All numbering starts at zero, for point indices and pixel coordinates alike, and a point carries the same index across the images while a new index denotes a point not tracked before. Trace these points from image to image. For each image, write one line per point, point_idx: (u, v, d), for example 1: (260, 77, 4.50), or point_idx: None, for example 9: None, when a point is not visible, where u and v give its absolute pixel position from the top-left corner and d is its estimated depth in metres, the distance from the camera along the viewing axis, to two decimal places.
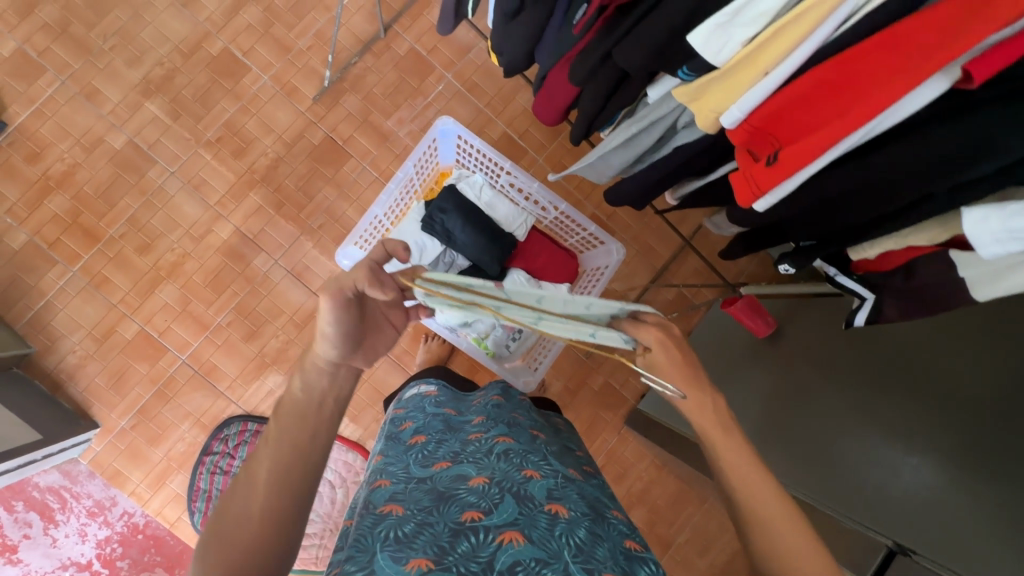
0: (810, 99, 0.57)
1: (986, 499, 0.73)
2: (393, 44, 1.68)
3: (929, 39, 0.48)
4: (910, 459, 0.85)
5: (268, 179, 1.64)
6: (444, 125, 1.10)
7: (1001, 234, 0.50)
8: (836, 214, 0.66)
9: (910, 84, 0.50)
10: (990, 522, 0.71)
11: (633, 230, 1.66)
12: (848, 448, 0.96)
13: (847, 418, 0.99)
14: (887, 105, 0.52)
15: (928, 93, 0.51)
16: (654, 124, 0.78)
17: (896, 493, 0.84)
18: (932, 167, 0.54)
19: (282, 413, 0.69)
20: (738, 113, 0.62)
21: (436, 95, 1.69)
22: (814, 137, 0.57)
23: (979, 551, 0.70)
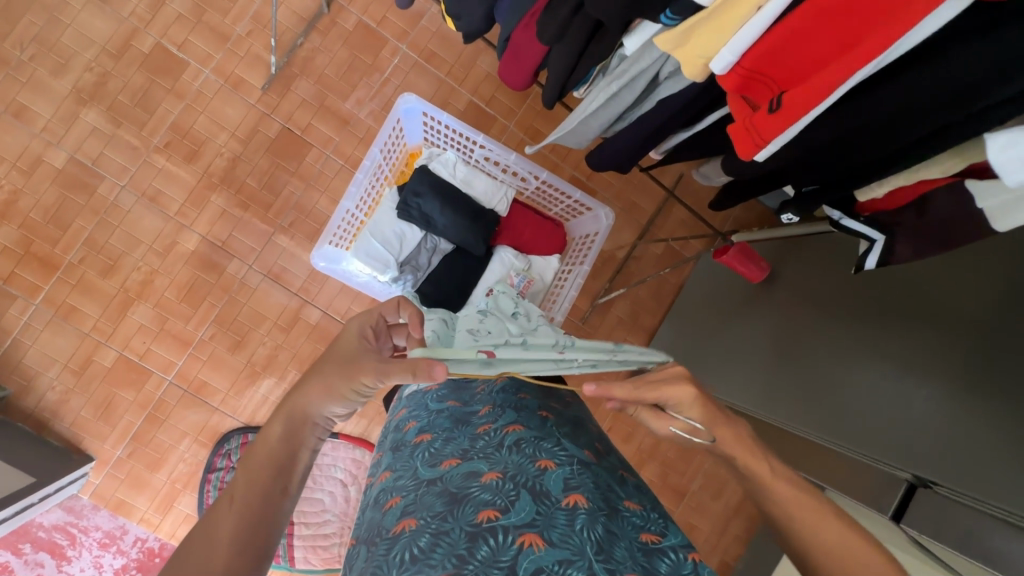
0: (812, 34, 0.52)
1: (995, 427, 0.74)
2: (339, 19, 1.56)
3: None
4: (919, 393, 0.85)
5: (228, 181, 1.55)
6: (408, 103, 1.02)
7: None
8: (834, 155, 0.64)
9: (925, 8, 0.46)
10: (1006, 450, 0.72)
11: (614, 187, 1.61)
12: (855, 385, 0.96)
13: (852, 355, 0.98)
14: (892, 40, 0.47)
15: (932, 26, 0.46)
16: (635, 78, 0.73)
17: (910, 428, 0.85)
18: (951, 93, 0.51)
19: (256, 456, 0.70)
20: (729, 56, 0.57)
21: (393, 69, 1.59)
22: (819, 77, 0.53)
23: (1002, 481, 0.72)
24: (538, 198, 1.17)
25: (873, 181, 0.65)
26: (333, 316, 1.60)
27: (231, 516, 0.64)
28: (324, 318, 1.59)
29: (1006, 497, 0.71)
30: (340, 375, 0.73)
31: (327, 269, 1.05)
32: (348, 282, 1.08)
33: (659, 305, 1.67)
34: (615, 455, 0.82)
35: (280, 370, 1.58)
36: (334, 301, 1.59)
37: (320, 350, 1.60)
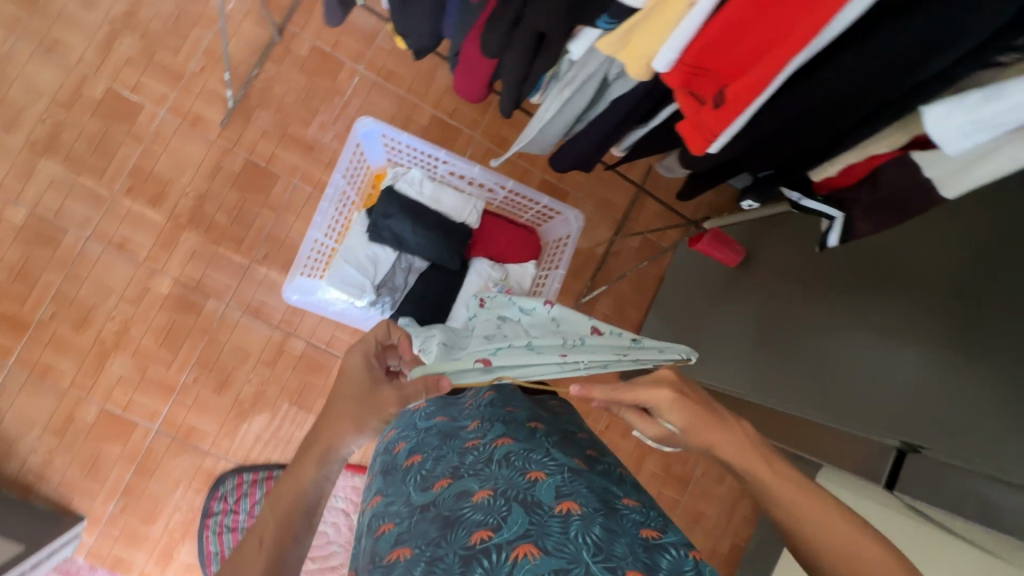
0: (746, 26, 0.53)
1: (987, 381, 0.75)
2: (293, 46, 1.55)
3: None
4: (908, 356, 0.86)
5: (196, 220, 1.53)
6: (365, 126, 1.02)
7: (967, 128, 0.50)
8: (786, 139, 0.65)
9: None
10: (990, 402, 0.74)
11: (585, 187, 1.62)
12: (840, 355, 0.97)
13: (834, 326, 1.00)
14: (821, 25, 0.48)
15: (856, 10, 0.47)
16: (585, 83, 0.73)
17: (897, 390, 0.86)
18: (886, 70, 0.52)
19: (285, 492, 0.72)
20: (671, 55, 0.58)
21: (352, 91, 1.58)
22: (756, 69, 0.54)
23: (988, 435, 0.73)
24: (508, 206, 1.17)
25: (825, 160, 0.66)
26: (317, 345, 1.58)
27: (259, 557, 0.67)
28: (309, 348, 1.57)
29: (994, 451, 0.72)
30: (364, 410, 0.76)
31: (302, 301, 1.04)
32: (325, 312, 1.07)
33: (642, 298, 1.68)
34: (611, 457, 0.82)
35: (269, 404, 1.56)
36: (317, 330, 1.58)
37: (308, 380, 1.58)
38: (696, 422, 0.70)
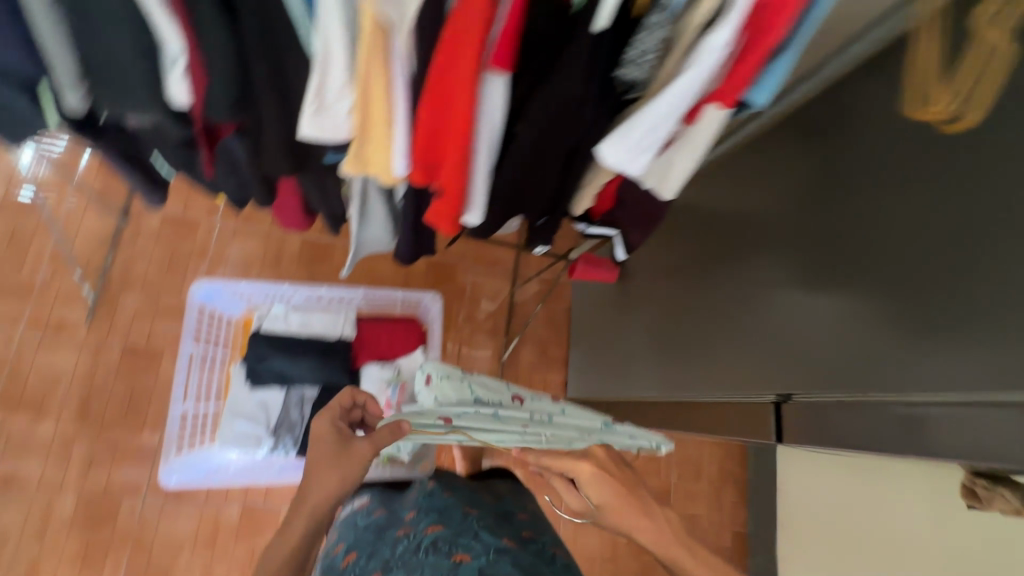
0: (427, 141, 0.48)
1: (848, 267, 0.66)
2: (142, 223, 1.49)
3: (465, 53, 0.40)
4: (764, 269, 0.80)
5: (86, 424, 1.38)
6: (204, 288, 1.02)
7: (640, 147, 0.46)
8: (530, 203, 0.58)
9: (468, 99, 0.43)
10: (871, 320, 0.62)
11: (471, 255, 1.66)
12: (724, 308, 0.87)
13: (712, 280, 0.91)
14: (464, 128, 0.45)
15: (500, 91, 0.44)
16: (368, 198, 0.73)
17: (780, 336, 0.74)
18: (560, 134, 0.48)
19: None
20: (405, 161, 0.50)
21: (216, 245, 1.51)
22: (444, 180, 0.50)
23: (882, 366, 0.60)
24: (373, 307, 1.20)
25: (575, 197, 0.60)
26: (255, 503, 1.42)
27: None
28: (247, 511, 1.41)
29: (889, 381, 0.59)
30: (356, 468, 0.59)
31: (184, 480, 0.97)
32: (218, 483, 1.00)
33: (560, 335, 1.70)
34: (547, 536, 0.82)
35: None
36: (252, 491, 1.44)
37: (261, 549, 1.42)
38: (625, 507, 0.57)
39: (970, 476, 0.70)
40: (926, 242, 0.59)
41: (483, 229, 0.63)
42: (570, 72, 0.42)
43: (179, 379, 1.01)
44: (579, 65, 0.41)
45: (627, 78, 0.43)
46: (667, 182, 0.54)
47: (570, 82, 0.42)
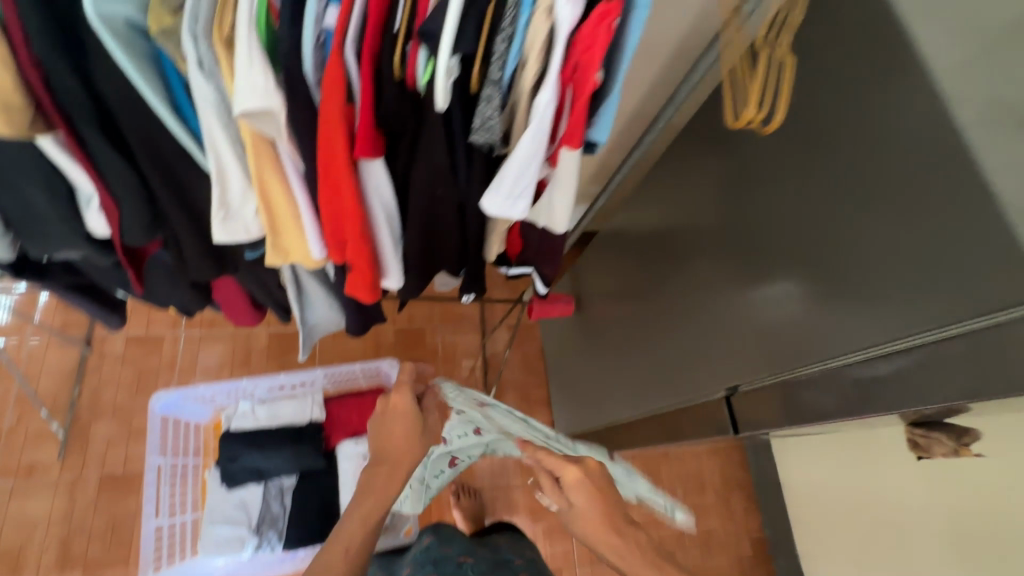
0: (328, 224, 0.53)
1: (777, 225, 0.61)
2: (106, 348, 1.47)
3: (335, 148, 0.45)
4: (709, 248, 0.74)
5: (68, 565, 1.30)
6: (164, 399, 1.03)
7: (514, 193, 0.52)
8: (442, 258, 0.64)
9: (352, 184, 0.48)
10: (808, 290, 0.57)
11: (436, 315, 1.67)
12: (680, 304, 0.83)
13: (663, 277, 0.88)
14: (357, 206, 0.50)
15: (380, 168, 0.50)
16: (298, 283, 0.77)
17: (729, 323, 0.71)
18: (446, 191, 0.53)
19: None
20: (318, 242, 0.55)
21: (183, 355, 1.50)
22: (355, 253, 0.55)
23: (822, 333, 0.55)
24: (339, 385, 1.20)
25: (485, 244, 0.64)
26: None
27: None
28: None
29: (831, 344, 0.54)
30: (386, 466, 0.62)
31: None
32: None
33: (537, 375, 1.70)
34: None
35: None
36: None
37: None
38: (600, 528, 0.54)
39: (912, 429, 0.75)
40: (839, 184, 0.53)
41: (411, 288, 0.67)
42: (432, 147, 0.48)
43: (149, 494, 0.98)
44: (436, 141, 0.47)
45: (482, 142, 0.48)
46: (557, 218, 0.58)
47: (433, 155, 0.49)
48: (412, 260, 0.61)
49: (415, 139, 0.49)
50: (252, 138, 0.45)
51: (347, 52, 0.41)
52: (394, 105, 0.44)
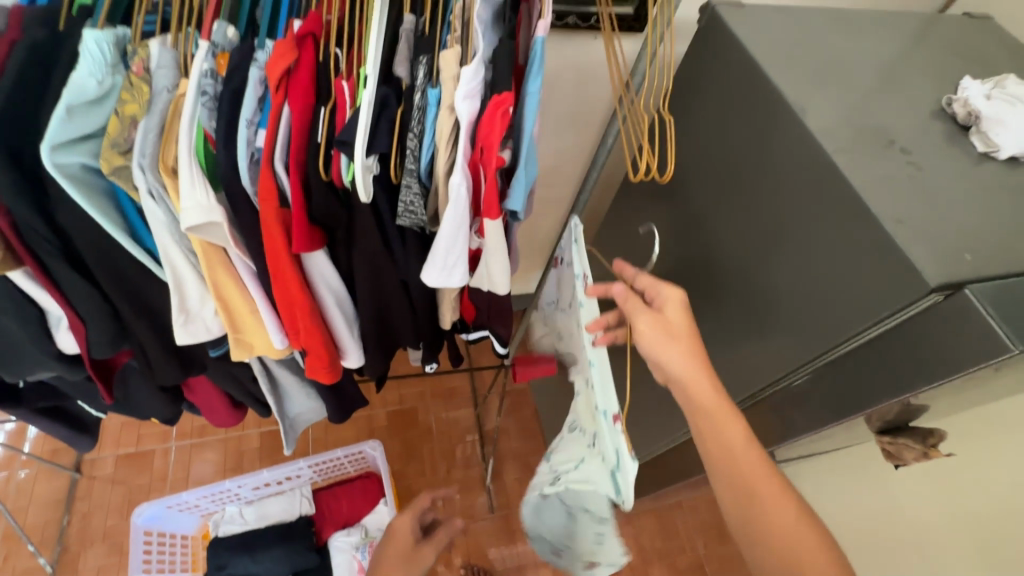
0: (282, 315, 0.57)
1: (764, 245, 0.67)
2: (96, 470, 1.45)
3: (275, 248, 0.51)
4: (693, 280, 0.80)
5: None
6: (146, 512, 1.02)
7: (448, 265, 0.57)
8: (398, 333, 0.68)
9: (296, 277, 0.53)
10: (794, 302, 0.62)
11: (428, 391, 1.67)
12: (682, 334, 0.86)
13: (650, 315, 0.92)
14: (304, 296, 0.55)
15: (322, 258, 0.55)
16: (269, 376, 0.79)
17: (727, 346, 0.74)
18: (388, 270, 0.58)
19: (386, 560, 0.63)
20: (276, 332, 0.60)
21: (175, 467, 1.47)
22: (310, 337, 0.59)
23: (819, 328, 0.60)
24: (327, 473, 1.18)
25: (439, 313, 0.68)
26: None
27: None
28: None
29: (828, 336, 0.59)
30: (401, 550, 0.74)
31: None
32: None
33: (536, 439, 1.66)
34: None
35: None
36: None
37: None
38: (697, 376, 0.52)
39: (878, 437, 0.69)
40: (811, 209, 0.60)
41: (375, 364, 0.70)
42: (367, 233, 0.54)
43: None
44: (370, 227, 0.53)
45: (410, 223, 0.53)
46: (497, 282, 0.62)
47: (369, 240, 0.54)
48: (369, 338, 0.65)
49: (351, 230, 0.54)
50: (203, 248, 0.51)
51: (277, 165, 0.47)
52: (325, 203, 0.50)
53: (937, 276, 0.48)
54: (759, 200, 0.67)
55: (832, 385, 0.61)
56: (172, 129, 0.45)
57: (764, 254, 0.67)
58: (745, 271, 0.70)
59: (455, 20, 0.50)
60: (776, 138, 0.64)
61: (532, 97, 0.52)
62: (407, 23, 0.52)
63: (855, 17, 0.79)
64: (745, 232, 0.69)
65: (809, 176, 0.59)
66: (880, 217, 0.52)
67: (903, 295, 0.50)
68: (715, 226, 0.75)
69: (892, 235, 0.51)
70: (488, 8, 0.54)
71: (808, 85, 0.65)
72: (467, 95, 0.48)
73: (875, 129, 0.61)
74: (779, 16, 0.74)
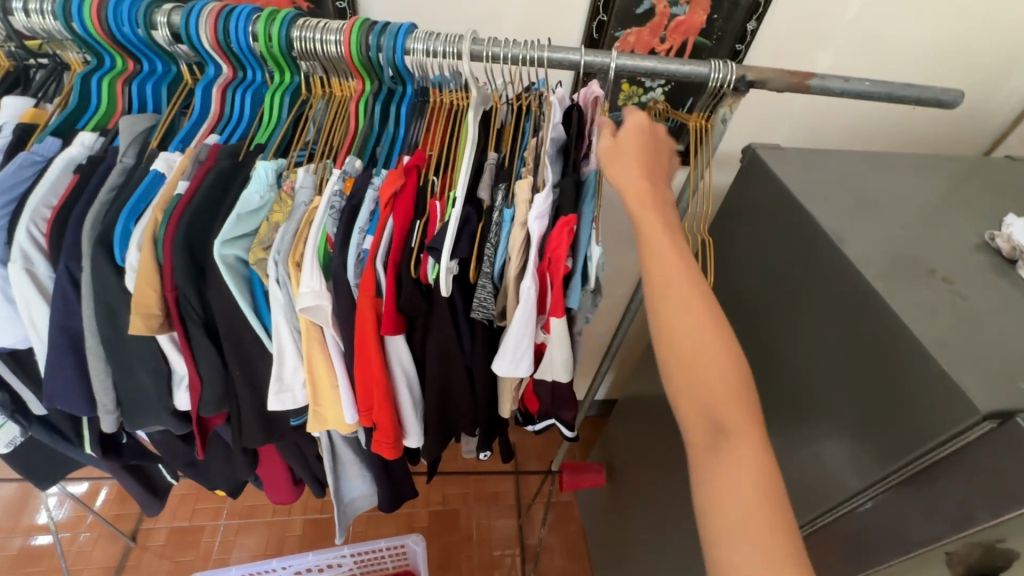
0: (361, 388, 0.65)
1: (811, 355, 0.69)
2: (148, 541, 1.49)
3: (367, 331, 0.60)
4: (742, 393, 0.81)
5: None
6: None
7: (513, 360, 0.63)
8: (457, 419, 0.73)
9: (379, 357, 0.62)
10: (852, 414, 0.62)
11: (472, 494, 1.64)
12: None
13: None
14: (383, 373, 0.63)
15: (400, 343, 0.63)
16: (334, 451, 0.85)
17: (787, 461, 0.73)
18: (456, 357, 0.66)
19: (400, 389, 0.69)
20: (352, 405, 0.67)
21: (219, 547, 1.49)
22: (382, 411, 0.66)
23: (880, 445, 0.59)
24: (365, 566, 1.19)
25: (501, 401, 0.74)
26: None
27: None
28: None
29: (889, 452, 0.58)
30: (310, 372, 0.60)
31: None
32: None
33: (580, 562, 1.55)
34: None
35: None
36: None
37: None
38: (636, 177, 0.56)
39: None
40: (855, 324, 0.63)
41: (431, 445, 0.75)
42: (442, 323, 0.63)
43: None
44: (445, 317, 0.62)
45: (481, 315, 0.61)
46: (560, 371, 0.69)
47: (442, 329, 0.63)
48: (430, 418, 0.71)
49: (429, 320, 0.63)
50: (308, 327, 0.61)
51: (378, 264, 0.58)
52: (410, 297, 0.59)
53: (987, 401, 0.49)
54: (807, 320, 0.70)
55: (900, 512, 0.58)
56: (303, 233, 0.58)
57: (814, 368, 0.68)
58: (797, 388, 0.71)
59: (528, 157, 0.62)
60: (817, 263, 0.69)
61: (591, 215, 0.63)
62: (490, 159, 0.65)
63: (889, 159, 0.86)
64: (793, 347, 0.72)
65: (853, 297, 0.63)
66: (921, 338, 0.55)
67: (957, 417, 0.51)
68: (767, 339, 0.78)
69: (934, 357, 0.53)
70: (556, 148, 0.66)
71: (844, 217, 0.71)
72: (538, 216, 0.58)
73: (913, 258, 0.65)
74: (814, 157, 0.84)
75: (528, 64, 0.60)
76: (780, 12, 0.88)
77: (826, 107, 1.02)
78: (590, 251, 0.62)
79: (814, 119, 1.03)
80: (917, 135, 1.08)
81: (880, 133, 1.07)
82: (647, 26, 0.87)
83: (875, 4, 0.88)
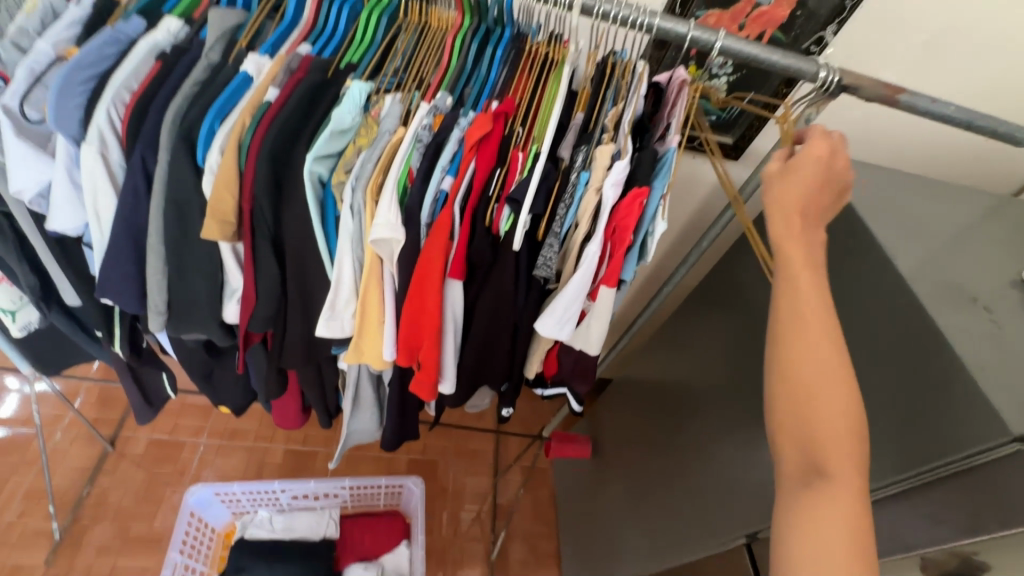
0: (412, 328, 0.64)
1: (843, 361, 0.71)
2: (127, 447, 1.48)
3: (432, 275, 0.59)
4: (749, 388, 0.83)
5: None
6: (198, 492, 1.12)
7: (560, 321, 0.64)
8: (490, 370, 0.74)
9: (437, 299, 0.61)
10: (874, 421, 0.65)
11: (449, 447, 1.68)
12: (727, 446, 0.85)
13: (693, 409, 0.95)
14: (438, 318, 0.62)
15: (457, 292, 0.63)
16: (358, 382, 0.86)
17: None
18: (508, 312, 0.66)
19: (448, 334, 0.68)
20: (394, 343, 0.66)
21: (199, 464, 1.48)
22: (427, 353, 0.66)
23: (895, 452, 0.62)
24: (358, 500, 1.24)
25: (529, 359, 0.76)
26: None
27: None
28: None
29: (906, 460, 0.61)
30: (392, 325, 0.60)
31: None
32: None
33: (545, 524, 1.61)
34: None
35: None
36: None
37: None
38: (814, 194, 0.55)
39: None
40: (895, 337, 0.65)
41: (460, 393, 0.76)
42: (504, 276, 0.62)
43: None
44: (509, 271, 0.62)
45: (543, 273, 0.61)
46: (591, 343, 0.69)
47: (502, 282, 0.63)
48: (467, 366, 0.71)
49: (490, 270, 0.63)
50: (370, 259, 0.61)
51: (456, 208, 0.57)
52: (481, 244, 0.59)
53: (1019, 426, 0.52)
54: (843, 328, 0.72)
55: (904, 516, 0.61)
56: (386, 162, 0.56)
57: None
58: None
59: (615, 124, 0.62)
60: (865, 276, 0.71)
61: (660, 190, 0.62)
62: (576, 120, 0.64)
63: (934, 186, 0.88)
64: None
65: (899, 312, 0.65)
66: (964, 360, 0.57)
67: (985, 436, 0.54)
68: None
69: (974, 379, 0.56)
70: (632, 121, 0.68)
71: (895, 234, 0.73)
72: (615, 184, 0.58)
73: (958, 285, 0.67)
74: (867, 172, 0.85)
75: (636, 28, 0.58)
76: (861, 21, 0.87)
77: (878, 125, 1.02)
78: (652, 227, 0.63)
79: (864, 135, 1.04)
80: (954, 165, 1.10)
81: (921, 158, 1.08)
82: (729, 11, 0.86)
83: (955, 28, 0.88)
